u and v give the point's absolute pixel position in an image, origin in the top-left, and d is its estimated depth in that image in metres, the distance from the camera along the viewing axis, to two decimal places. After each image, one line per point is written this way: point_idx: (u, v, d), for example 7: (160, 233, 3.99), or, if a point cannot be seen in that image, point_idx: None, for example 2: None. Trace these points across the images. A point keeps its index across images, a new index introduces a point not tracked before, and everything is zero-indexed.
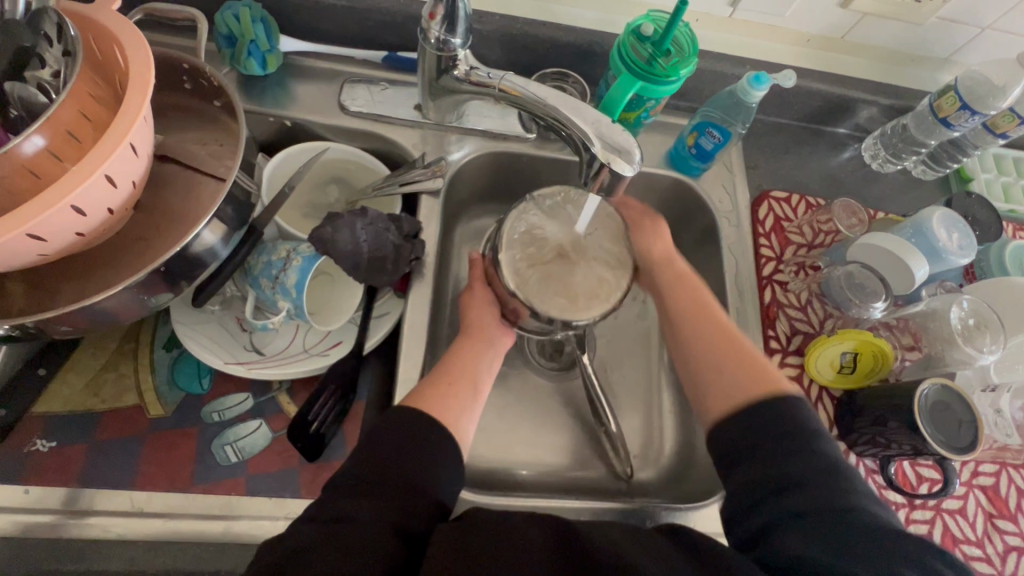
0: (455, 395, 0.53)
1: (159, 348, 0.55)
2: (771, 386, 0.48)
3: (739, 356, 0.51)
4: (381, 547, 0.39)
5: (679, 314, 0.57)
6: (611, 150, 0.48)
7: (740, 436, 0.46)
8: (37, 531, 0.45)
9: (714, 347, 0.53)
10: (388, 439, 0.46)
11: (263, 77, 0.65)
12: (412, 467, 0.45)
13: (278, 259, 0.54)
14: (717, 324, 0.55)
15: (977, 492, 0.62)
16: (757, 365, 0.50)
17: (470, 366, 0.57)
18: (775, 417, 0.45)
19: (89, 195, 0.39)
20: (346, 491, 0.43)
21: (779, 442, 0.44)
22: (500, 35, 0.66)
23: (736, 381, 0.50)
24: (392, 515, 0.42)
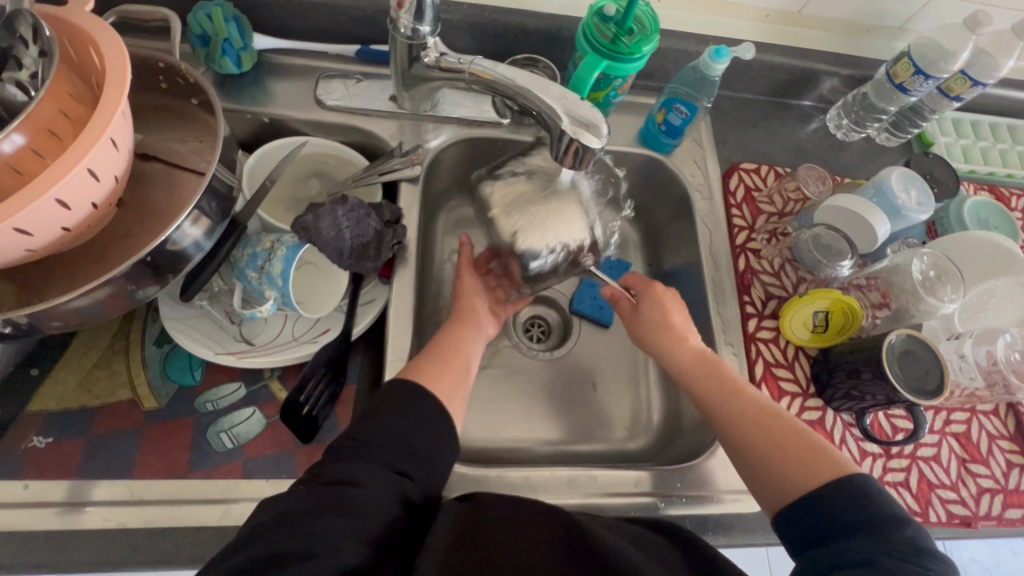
0: (443, 372, 0.55)
1: (150, 343, 0.56)
2: (836, 473, 0.47)
3: (806, 459, 0.49)
4: (379, 515, 0.41)
5: (736, 427, 0.54)
6: (579, 125, 0.50)
7: (817, 525, 0.44)
8: (38, 524, 0.46)
9: (779, 454, 0.50)
10: (394, 411, 0.47)
11: (239, 76, 0.66)
12: (413, 441, 0.46)
13: (262, 249, 0.55)
14: (786, 433, 0.52)
15: (950, 439, 0.65)
16: (828, 460, 0.48)
17: (456, 344, 0.59)
18: (848, 498, 0.44)
19: (73, 189, 0.40)
20: (349, 456, 0.44)
21: (853, 522, 0.42)
22: (469, 24, 0.67)
23: (800, 473, 0.48)
24: (392, 483, 0.43)
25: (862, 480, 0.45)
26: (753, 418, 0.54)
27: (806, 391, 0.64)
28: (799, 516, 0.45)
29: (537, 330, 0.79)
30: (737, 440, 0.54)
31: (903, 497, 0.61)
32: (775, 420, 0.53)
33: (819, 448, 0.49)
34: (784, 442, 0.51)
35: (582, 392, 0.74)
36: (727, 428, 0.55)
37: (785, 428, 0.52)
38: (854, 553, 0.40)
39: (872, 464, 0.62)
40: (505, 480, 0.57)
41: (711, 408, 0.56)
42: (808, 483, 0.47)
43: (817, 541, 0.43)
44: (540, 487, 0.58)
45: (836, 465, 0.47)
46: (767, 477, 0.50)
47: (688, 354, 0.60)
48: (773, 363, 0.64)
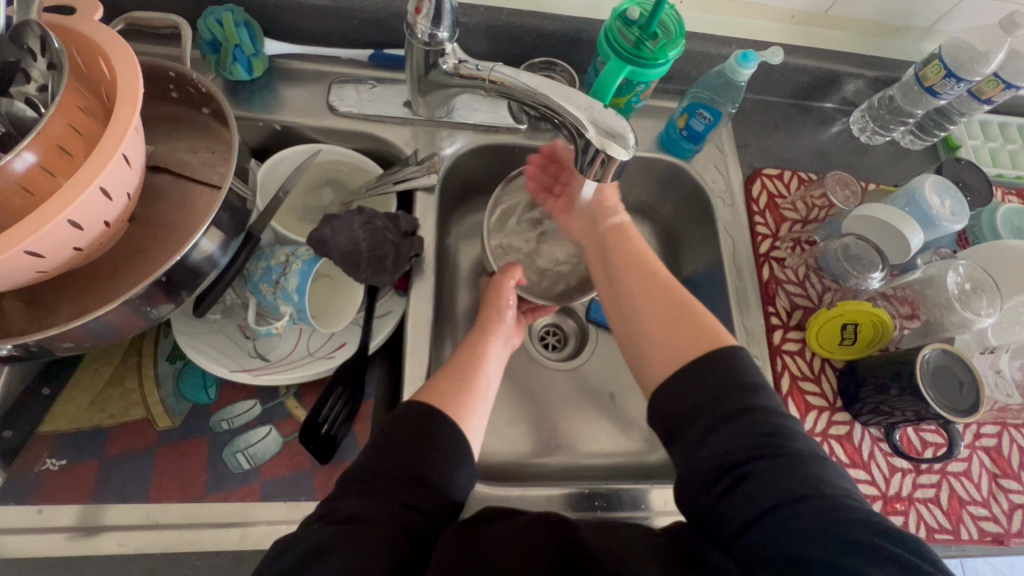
0: (464, 390, 0.53)
1: (163, 360, 0.55)
2: (707, 342, 0.48)
3: (681, 327, 0.50)
4: (389, 549, 0.39)
5: (628, 292, 0.55)
6: (606, 135, 0.48)
7: (686, 398, 0.46)
8: (53, 550, 0.45)
9: (660, 324, 0.51)
10: (401, 438, 0.46)
11: (250, 82, 0.65)
12: (421, 467, 0.44)
13: (276, 263, 0.54)
14: (657, 301, 0.53)
15: (981, 453, 0.63)
16: (700, 329, 0.49)
17: (478, 359, 0.57)
18: (718, 372, 0.45)
19: (85, 210, 0.38)
20: (356, 490, 0.43)
21: (719, 404, 0.44)
22: (486, 28, 0.65)
23: (674, 345, 0.49)
24: (399, 515, 0.42)
25: (728, 352, 0.46)
26: (644, 301, 0.54)
27: (833, 405, 0.63)
28: (668, 391, 0.47)
29: (552, 339, 0.78)
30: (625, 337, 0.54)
31: (933, 514, 0.59)
32: (657, 289, 0.54)
33: (691, 312, 0.51)
34: (668, 313, 0.52)
35: (601, 404, 0.73)
36: (625, 286, 0.56)
37: (656, 296, 0.53)
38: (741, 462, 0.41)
39: (901, 480, 0.60)
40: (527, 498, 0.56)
41: (613, 276, 0.58)
42: (680, 353, 0.48)
43: (695, 440, 0.44)
44: (562, 505, 0.57)
45: (708, 334, 0.49)
46: (644, 360, 0.51)
47: (607, 228, 0.62)
48: (799, 376, 0.63)
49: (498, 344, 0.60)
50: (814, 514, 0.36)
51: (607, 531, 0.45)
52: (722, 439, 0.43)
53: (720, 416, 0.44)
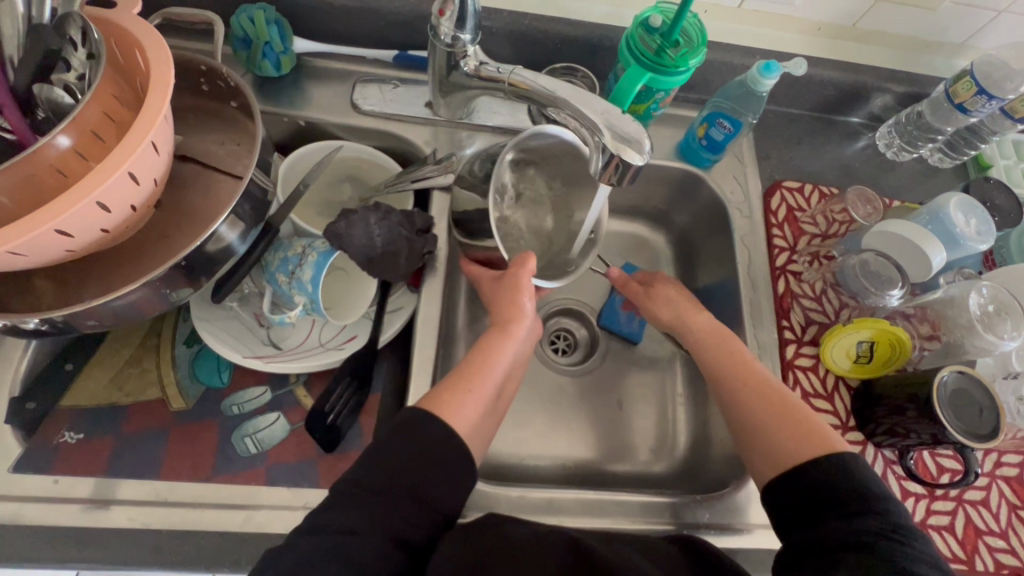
0: (471, 399, 0.51)
1: (180, 343, 0.57)
2: (822, 449, 0.47)
3: (805, 429, 0.49)
4: (381, 561, 0.41)
5: (746, 386, 0.54)
6: (622, 140, 0.49)
7: (807, 503, 0.45)
8: (66, 520, 0.46)
9: (777, 422, 0.51)
10: (401, 449, 0.45)
11: (278, 78, 0.67)
12: (421, 483, 0.44)
13: (293, 254, 0.55)
14: (777, 402, 0.52)
15: (1000, 483, 0.61)
16: (819, 434, 0.49)
17: (492, 366, 0.54)
18: (844, 474, 0.45)
19: (113, 192, 0.40)
20: (355, 504, 0.42)
21: (841, 506, 0.43)
22: (509, 32, 0.66)
23: (785, 444, 0.49)
24: (393, 528, 0.42)
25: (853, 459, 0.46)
26: (758, 389, 0.54)
27: (845, 424, 0.61)
28: (785, 488, 0.47)
29: (562, 343, 0.78)
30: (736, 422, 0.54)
31: (947, 542, 0.58)
32: (770, 386, 0.54)
33: (802, 412, 0.51)
34: (781, 412, 0.51)
35: (607, 411, 0.73)
36: (733, 378, 0.55)
37: (776, 398, 0.53)
38: (852, 546, 0.41)
39: (915, 505, 0.58)
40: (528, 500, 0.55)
41: (705, 361, 0.58)
42: (800, 451, 0.48)
43: (805, 522, 0.44)
44: (566, 507, 0.55)
45: (831, 441, 0.48)
46: (753, 456, 0.51)
47: (700, 324, 0.61)
48: (811, 393, 0.62)
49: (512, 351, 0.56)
50: None
51: (620, 547, 0.47)
52: (820, 531, 0.43)
53: (831, 514, 0.43)
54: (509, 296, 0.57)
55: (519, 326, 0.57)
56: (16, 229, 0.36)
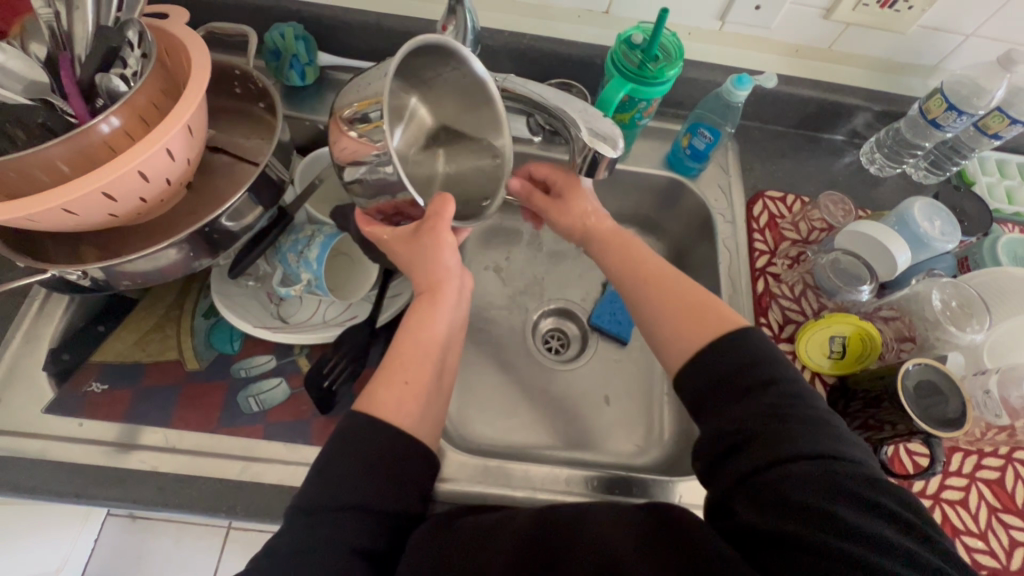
0: (424, 389, 0.50)
1: (199, 315, 0.63)
2: (715, 328, 0.49)
3: (699, 312, 0.50)
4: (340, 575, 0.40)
5: (647, 290, 0.55)
6: (596, 136, 0.54)
7: (711, 381, 0.46)
8: (90, 459, 0.52)
9: (678, 311, 0.51)
10: (337, 464, 0.43)
11: (302, 89, 0.75)
12: (368, 500, 0.43)
13: (303, 237, 0.62)
14: (678, 294, 0.53)
15: (980, 484, 0.61)
16: (715, 314, 0.50)
17: (434, 343, 0.52)
18: (738, 347, 0.47)
19: (152, 164, 0.47)
20: (309, 525, 0.41)
21: (744, 379, 0.46)
22: (509, 50, 0.73)
23: (683, 331, 0.50)
24: (352, 540, 0.42)
25: (743, 331, 0.47)
26: (657, 280, 0.55)
27: None
28: (687, 378, 0.48)
29: (555, 342, 0.82)
30: (640, 309, 0.55)
31: None
32: (668, 277, 0.55)
33: (694, 297, 0.52)
34: (679, 301, 0.52)
35: (593, 404, 0.76)
36: (642, 278, 0.56)
37: (684, 289, 0.53)
38: (765, 417, 0.43)
39: None
40: (506, 472, 0.58)
41: (612, 262, 0.60)
42: (699, 337, 0.49)
43: (718, 400, 0.46)
44: (540, 484, 0.58)
45: (728, 320, 0.49)
46: (658, 345, 0.52)
47: (603, 226, 0.63)
48: None
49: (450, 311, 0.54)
50: (829, 470, 0.39)
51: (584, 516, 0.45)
52: (733, 407, 0.45)
53: (740, 386, 0.45)
54: (433, 252, 0.53)
55: (448, 284, 0.54)
56: (70, 187, 0.43)
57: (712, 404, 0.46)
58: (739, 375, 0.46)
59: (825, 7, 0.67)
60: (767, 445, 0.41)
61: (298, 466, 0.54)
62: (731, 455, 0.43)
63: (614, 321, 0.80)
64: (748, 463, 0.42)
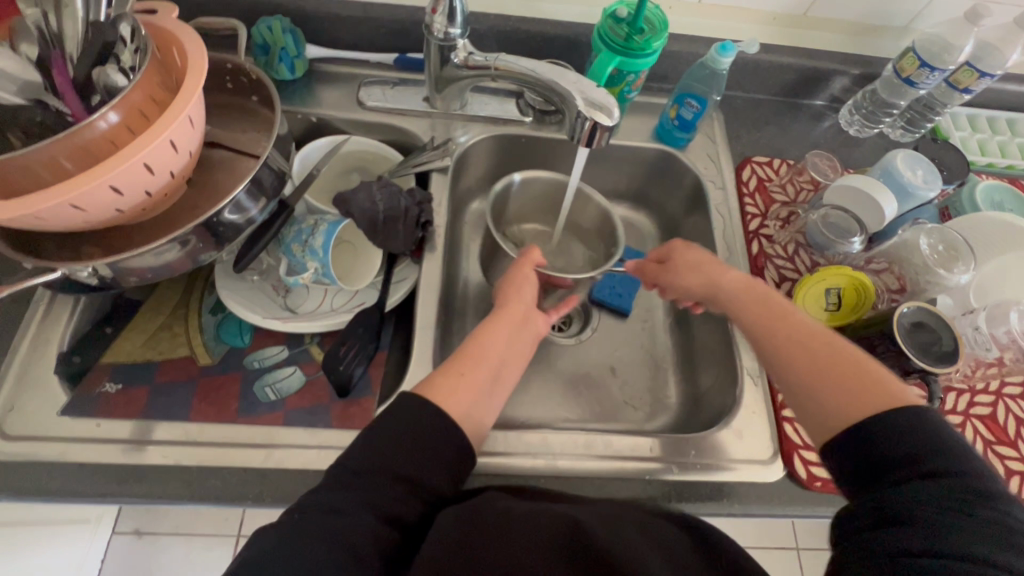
0: (468, 387, 0.52)
1: (206, 312, 0.63)
2: (883, 404, 0.42)
3: (863, 385, 0.44)
4: (372, 539, 0.40)
5: (787, 350, 0.50)
6: (593, 106, 0.55)
7: (866, 462, 0.41)
8: (108, 457, 0.51)
9: (828, 379, 0.46)
10: (388, 435, 0.45)
11: (291, 83, 0.75)
12: (404, 466, 0.44)
13: (307, 226, 0.62)
14: (826, 357, 0.48)
15: (975, 421, 0.64)
16: (881, 388, 0.44)
17: (490, 349, 0.56)
18: (915, 429, 0.40)
19: (156, 156, 0.47)
20: (348, 486, 0.43)
21: (917, 467, 0.39)
22: (496, 32, 0.74)
23: (838, 402, 0.45)
24: (387, 503, 0.43)
25: (923, 413, 0.41)
26: (804, 343, 0.50)
27: None
28: (841, 453, 0.43)
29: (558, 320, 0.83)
30: (781, 373, 0.50)
31: None
32: (818, 339, 0.50)
33: (857, 368, 0.46)
34: (831, 369, 0.47)
35: (601, 377, 0.78)
36: (778, 339, 0.51)
37: (836, 355, 0.48)
38: (923, 503, 0.37)
39: None
40: (525, 442, 0.59)
41: (744, 316, 0.55)
42: (856, 412, 0.43)
43: (872, 479, 0.40)
44: (560, 452, 0.59)
45: (897, 397, 0.43)
46: (805, 412, 0.47)
47: (737, 283, 0.58)
48: None
49: (506, 329, 0.58)
50: None
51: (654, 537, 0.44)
52: (893, 492, 0.39)
53: (906, 473, 0.39)
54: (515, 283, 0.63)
55: (513, 307, 0.61)
56: (77, 182, 0.43)
57: (871, 488, 0.40)
58: (909, 460, 0.39)
59: None
60: (921, 530, 0.36)
61: (321, 449, 0.54)
62: (870, 531, 0.38)
63: (615, 295, 0.82)
64: (892, 544, 0.36)
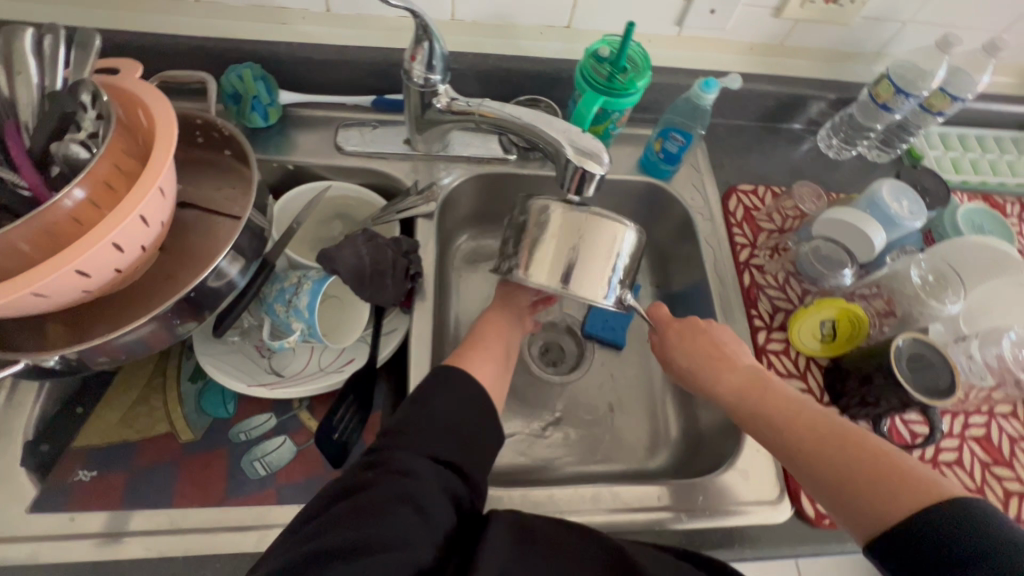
0: (485, 362, 0.62)
1: (185, 380, 0.59)
2: (924, 498, 0.40)
3: (897, 480, 0.42)
4: (438, 507, 0.44)
5: (811, 442, 0.49)
6: (583, 154, 0.54)
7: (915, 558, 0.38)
8: (79, 554, 0.47)
9: (855, 473, 0.45)
10: (441, 404, 0.51)
11: (265, 130, 0.72)
12: (464, 434, 0.50)
13: (289, 285, 0.59)
14: (850, 450, 0.46)
15: (971, 443, 0.65)
16: (915, 482, 0.41)
17: (498, 335, 0.65)
18: (959, 520, 0.37)
19: (127, 234, 0.44)
20: (408, 444, 0.47)
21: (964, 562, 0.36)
22: (475, 71, 0.73)
23: (878, 501, 0.42)
24: (446, 482, 0.46)
25: (959, 502, 0.38)
26: (823, 433, 0.48)
27: (819, 400, 0.65)
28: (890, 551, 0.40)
29: (551, 355, 0.81)
30: (806, 469, 0.48)
31: None
32: (836, 428, 0.48)
33: (885, 458, 0.44)
34: (859, 462, 0.45)
35: (599, 415, 0.76)
36: (794, 437, 0.50)
37: (855, 445, 0.46)
38: None
39: None
40: (530, 498, 0.57)
41: (748, 407, 0.55)
42: (893, 507, 0.41)
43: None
44: (567, 508, 0.57)
45: (931, 483, 0.41)
46: (843, 512, 0.45)
47: (738, 372, 0.58)
48: (784, 374, 0.66)
49: (507, 329, 0.67)
50: None
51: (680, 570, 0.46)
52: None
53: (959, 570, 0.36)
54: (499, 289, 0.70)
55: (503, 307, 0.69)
56: (40, 271, 0.40)
57: None
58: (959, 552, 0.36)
59: (775, 6, 0.71)
60: None
61: None
62: None
63: (608, 330, 0.81)
64: None
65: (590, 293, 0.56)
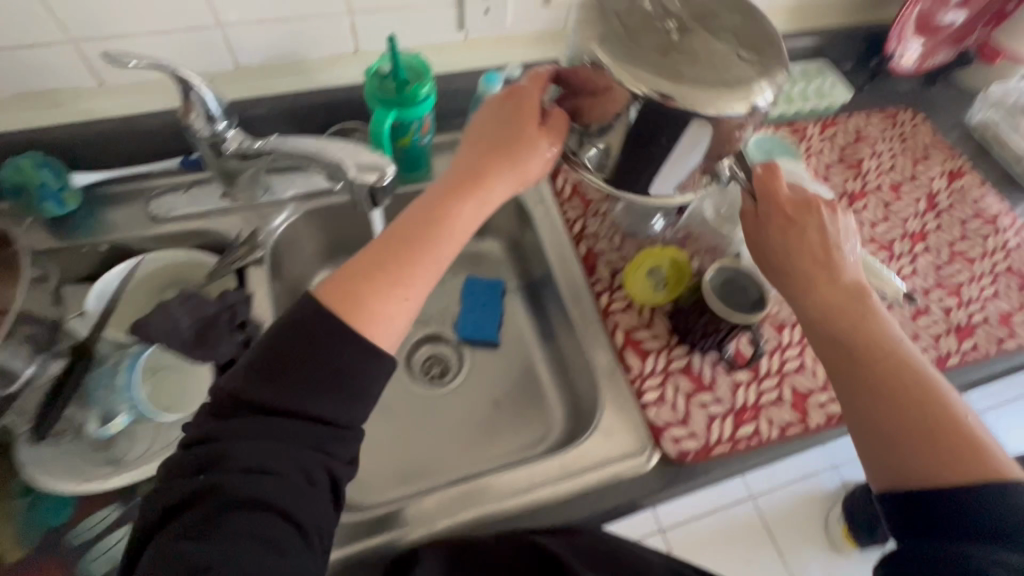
0: (420, 274, 0.52)
1: (15, 496, 0.55)
2: (986, 475, 0.44)
3: (959, 444, 0.46)
4: (291, 488, 0.44)
5: (915, 382, 0.50)
6: (364, 169, 0.56)
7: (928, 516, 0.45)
8: None
9: (936, 423, 0.48)
10: (288, 350, 0.46)
11: (71, 216, 0.70)
12: (329, 389, 0.46)
13: (108, 370, 0.61)
14: (920, 409, 0.48)
15: (812, 347, 0.69)
16: (983, 452, 0.46)
17: (460, 216, 0.55)
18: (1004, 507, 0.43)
19: None
20: (242, 435, 0.44)
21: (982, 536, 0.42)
22: (275, 112, 0.73)
23: (931, 461, 0.46)
24: (298, 470, 0.44)
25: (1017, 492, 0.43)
26: (914, 386, 0.49)
27: (669, 343, 0.67)
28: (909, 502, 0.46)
29: (434, 369, 0.81)
30: (872, 415, 0.50)
31: (781, 412, 0.64)
32: (925, 383, 0.49)
33: (958, 425, 0.47)
34: (948, 418, 0.47)
35: (486, 414, 0.77)
36: (890, 374, 0.51)
37: (946, 398, 0.48)
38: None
39: (745, 391, 0.65)
40: None
41: (844, 334, 0.53)
42: (954, 469, 0.45)
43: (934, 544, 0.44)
44: None
45: (990, 460, 0.45)
46: (881, 458, 0.49)
47: (838, 295, 0.55)
48: (632, 328, 0.68)
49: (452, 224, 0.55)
50: None
51: None
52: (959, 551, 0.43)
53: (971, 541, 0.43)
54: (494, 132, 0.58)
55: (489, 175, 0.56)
56: None
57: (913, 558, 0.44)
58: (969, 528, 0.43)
59: None
60: None
61: None
62: None
63: (480, 330, 0.82)
64: None
65: (658, 193, 0.58)
